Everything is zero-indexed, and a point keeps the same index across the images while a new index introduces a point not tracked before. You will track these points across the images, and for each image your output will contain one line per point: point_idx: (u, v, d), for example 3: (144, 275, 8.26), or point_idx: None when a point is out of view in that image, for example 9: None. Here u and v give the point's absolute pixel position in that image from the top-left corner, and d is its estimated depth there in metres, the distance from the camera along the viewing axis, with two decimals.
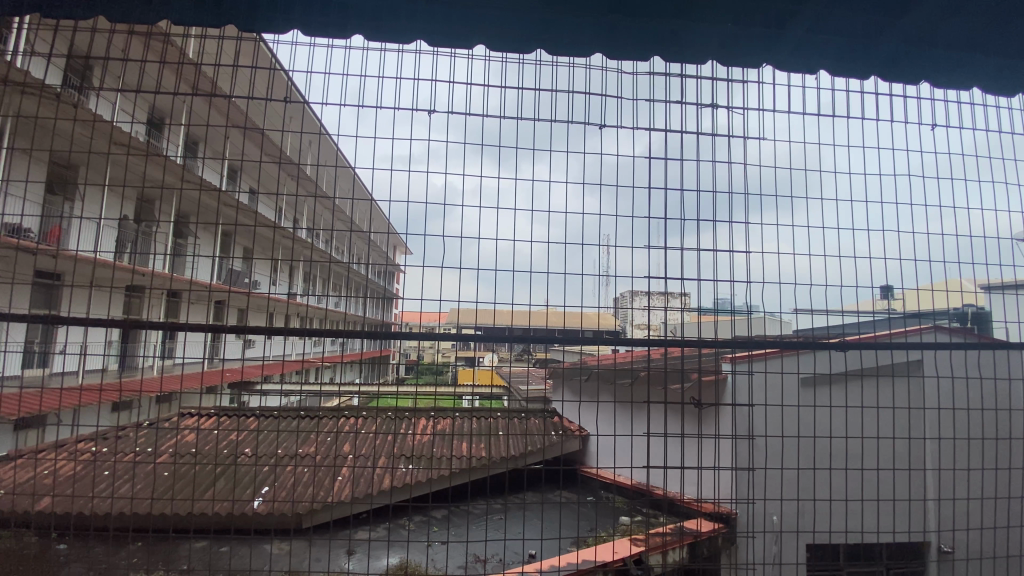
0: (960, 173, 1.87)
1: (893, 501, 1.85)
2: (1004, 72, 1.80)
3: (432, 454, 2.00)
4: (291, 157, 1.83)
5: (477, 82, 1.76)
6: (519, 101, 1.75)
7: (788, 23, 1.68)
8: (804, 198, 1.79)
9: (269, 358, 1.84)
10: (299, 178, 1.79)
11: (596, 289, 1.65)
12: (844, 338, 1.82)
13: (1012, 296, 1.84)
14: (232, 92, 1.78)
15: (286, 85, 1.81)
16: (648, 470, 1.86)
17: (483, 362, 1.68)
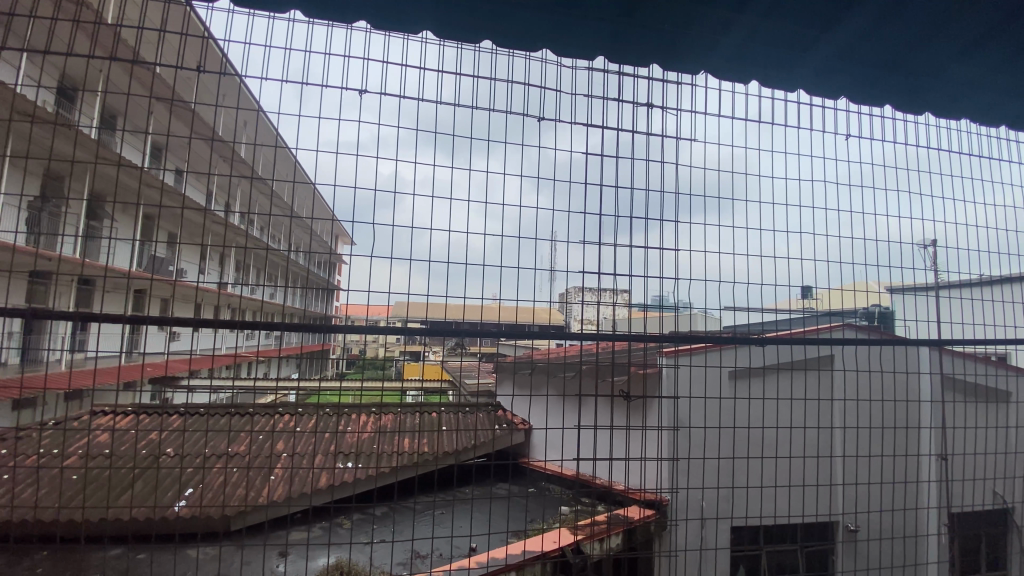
0: (874, 182, 2.02)
1: (802, 486, 1.99)
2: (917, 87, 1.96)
3: (371, 450, 1.93)
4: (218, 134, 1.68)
5: (421, 66, 1.69)
6: (458, 89, 1.72)
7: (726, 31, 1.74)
8: (737, 200, 1.87)
9: (192, 352, 1.70)
10: (227, 157, 1.66)
11: (541, 285, 1.66)
12: (769, 333, 1.93)
13: (911, 298, 2.04)
14: (152, 59, 1.62)
15: (214, 56, 1.67)
16: (586, 462, 1.89)
17: (427, 357, 1.65)
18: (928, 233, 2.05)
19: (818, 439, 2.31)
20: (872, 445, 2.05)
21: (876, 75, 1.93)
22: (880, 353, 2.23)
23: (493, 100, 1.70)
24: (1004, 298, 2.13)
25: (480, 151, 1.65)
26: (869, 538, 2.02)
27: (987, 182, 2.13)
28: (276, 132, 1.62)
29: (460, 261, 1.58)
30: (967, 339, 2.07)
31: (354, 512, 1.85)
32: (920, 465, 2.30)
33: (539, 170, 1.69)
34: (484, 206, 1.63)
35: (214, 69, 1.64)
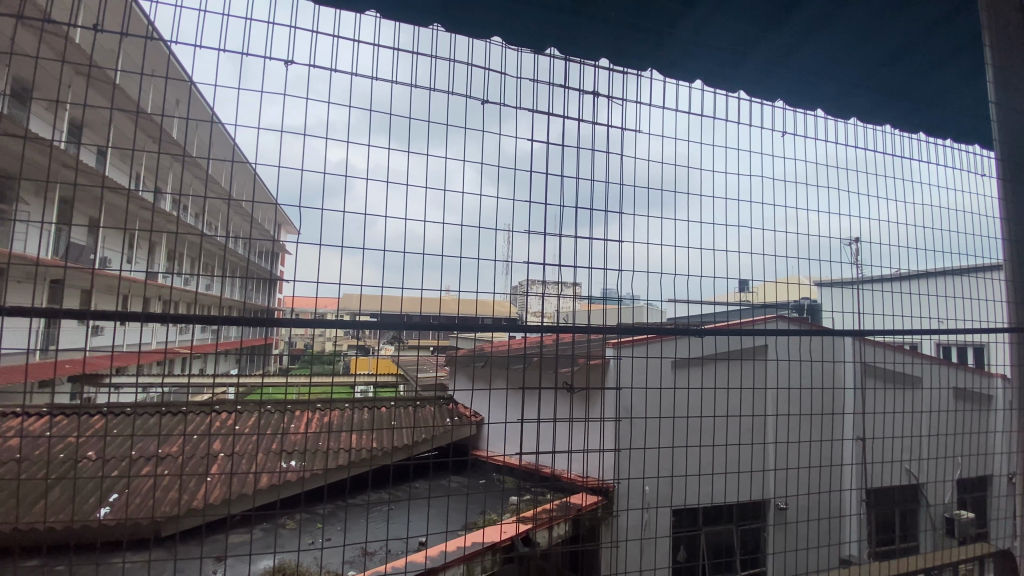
0: (805, 179, 2.13)
1: (739, 468, 2.10)
2: (816, 95, 2.35)
3: (316, 449, 1.83)
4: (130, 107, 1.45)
5: (355, 37, 1.54)
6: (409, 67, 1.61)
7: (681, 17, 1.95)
8: (679, 194, 1.93)
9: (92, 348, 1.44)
10: (151, 134, 1.47)
11: (487, 276, 1.63)
12: (709, 324, 2.03)
13: (838, 290, 2.16)
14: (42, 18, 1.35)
15: (121, 15, 1.43)
16: (539, 457, 1.88)
17: (377, 351, 1.61)
18: (853, 230, 2.18)
19: (751, 424, 2.44)
20: (801, 429, 2.19)
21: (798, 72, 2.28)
22: (809, 343, 2.37)
23: (440, 82, 1.66)
24: (919, 291, 2.31)
25: (423, 136, 1.60)
26: (802, 516, 2.15)
27: (905, 182, 2.30)
28: (209, 107, 1.43)
29: (410, 251, 1.54)
30: (884, 329, 2.24)
31: (301, 512, 1.76)
32: (844, 447, 2.46)
33: (485, 157, 1.67)
34: (427, 191, 1.59)
35: (123, 32, 1.41)
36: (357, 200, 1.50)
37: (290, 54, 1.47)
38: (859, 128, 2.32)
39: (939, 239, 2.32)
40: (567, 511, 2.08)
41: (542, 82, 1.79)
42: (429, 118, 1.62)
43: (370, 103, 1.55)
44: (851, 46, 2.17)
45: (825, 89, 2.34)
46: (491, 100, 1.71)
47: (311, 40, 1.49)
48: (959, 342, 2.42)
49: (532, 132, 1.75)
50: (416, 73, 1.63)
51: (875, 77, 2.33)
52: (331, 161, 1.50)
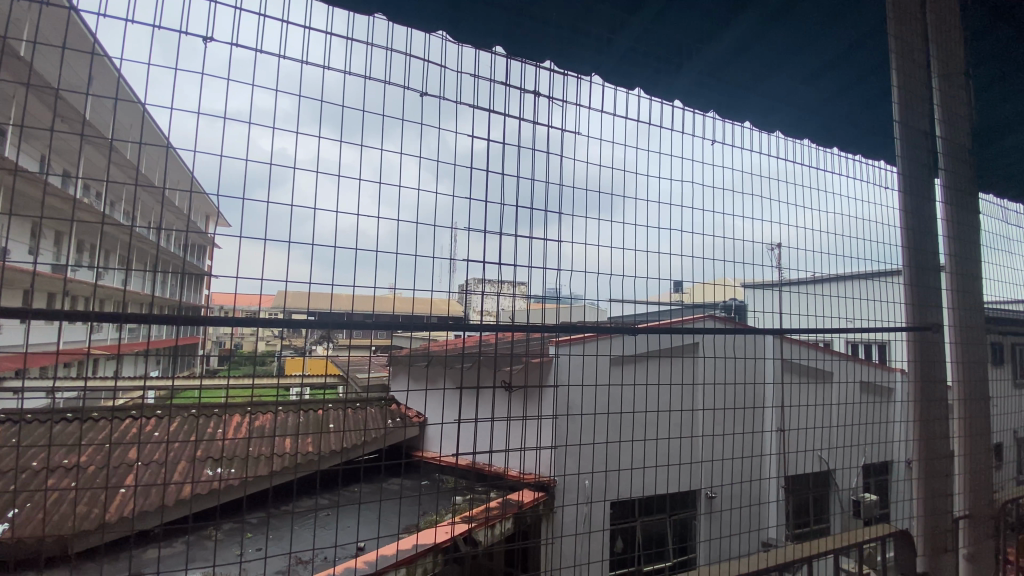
0: (733, 186, 2.25)
1: (672, 459, 2.21)
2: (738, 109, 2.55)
3: (248, 454, 1.71)
4: (26, 77, 1.23)
5: (282, 17, 1.46)
6: (346, 52, 1.54)
7: (622, 25, 2.04)
8: (617, 196, 1.98)
9: None
10: (46, 105, 1.25)
11: (422, 273, 1.59)
12: (646, 323, 2.11)
13: (762, 292, 2.30)
14: None
15: None
16: (487, 455, 1.86)
17: (314, 351, 1.54)
18: (775, 236, 2.33)
19: (682, 419, 2.55)
20: (728, 421, 2.32)
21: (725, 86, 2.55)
22: (735, 340, 2.52)
23: (376, 70, 1.57)
24: (834, 293, 2.48)
25: (357, 126, 1.52)
26: (729, 504, 2.27)
27: (819, 192, 2.48)
28: (122, 82, 1.28)
29: (348, 246, 1.48)
30: (802, 328, 2.42)
31: (229, 523, 1.64)
32: (765, 440, 2.62)
33: (423, 151, 1.62)
34: (360, 183, 1.52)
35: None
36: (284, 190, 1.41)
37: (209, 29, 1.37)
38: (784, 140, 2.47)
39: (853, 246, 2.52)
40: (509, 506, 2.08)
41: (483, 78, 1.76)
42: (363, 107, 1.54)
43: (300, 88, 1.47)
44: (774, 63, 2.36)
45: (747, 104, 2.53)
46: (430, 93, 1.66)
47: (234, 17, 1.40)
48: (866, 339, 2.58)
49: (477, 129, 1.72)
50: (348, 59, 1.54)
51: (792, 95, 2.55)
52: (255, 147, 1.39)
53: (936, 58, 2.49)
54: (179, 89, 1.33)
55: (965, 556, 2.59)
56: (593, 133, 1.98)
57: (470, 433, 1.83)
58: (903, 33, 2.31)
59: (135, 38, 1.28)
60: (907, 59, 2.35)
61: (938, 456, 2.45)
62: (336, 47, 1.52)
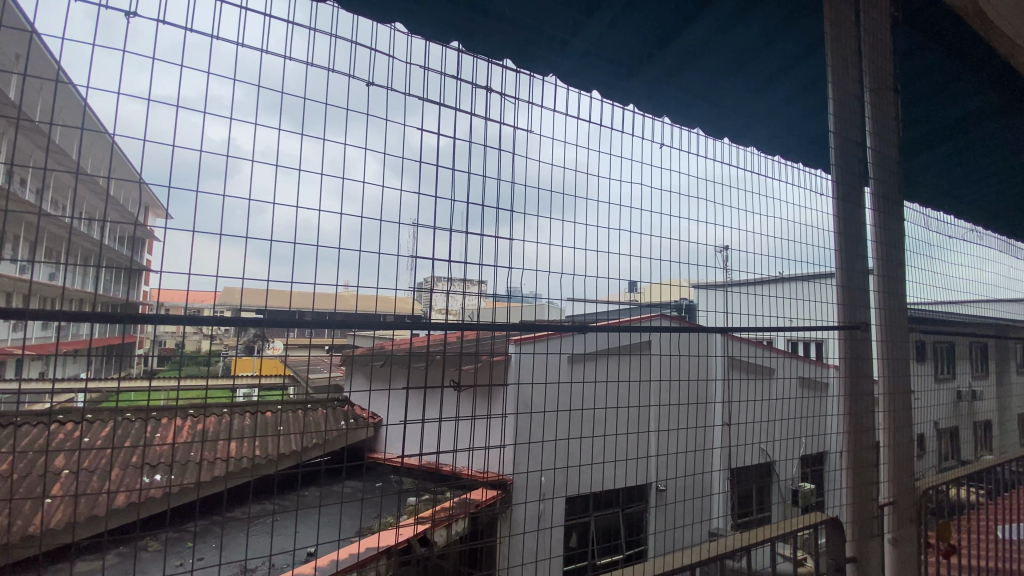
0: (683, 189, 2.33)
1: (626, 454, 2.27)
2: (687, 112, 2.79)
3: (190, 460, 1.62)
4: None
5: None
6: (289, 38, 1.47)
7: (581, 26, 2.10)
8: (576, 197, 2.01)
9: None
10: None
11: (367, 270, 1.54)
12: (602, 322, 2.16)
13: (710, 292, 2.39)
14: None
15: None
16: (449, 456, 1.85)
17: (264, 350, 1.49)
18: (721, 239, 2.42)
19: (634, 415, 2.62)
20: (676, 417, 2.40)
21: (677, 93, 2.65)
22: (685, 338, 2.60)
23: (319, 56, 1.51)
24: (778, 294, 2.60)
25: (298, 115, 1.45)
26: (678, 497, 2.35)
27: (764, 198, 2.59)
28: (45, 57, 1.17)
29: (300, 242, 1.43)
30: (746, 328, 2.54)
31: (168, 531, 1.55)
32: (712, 434, 2.72)
33: (369, 143, 1.56)
34: (301, 175, 1.45)
35: None
36: (216, 179, 1.32)
37: (132, 6, 1.30)
38: (732, 146, 2.56)
39: (799, 250, 2.62)
40: (464, 506, 2.07)
41: (433, 71, 1.73)
42: (304, 94, 1.47)
43: (234, 72, 1.39)
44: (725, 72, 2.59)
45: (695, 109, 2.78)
46: (377, 83, 1.60)
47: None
48: (804, 338, 2.75)
49: (430, 124, 1.70)
50: (288, 43, 1.47)
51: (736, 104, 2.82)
52: (184, 133, 1.30)
53: (869, 75, 2.66)
54: (97, 68, 1.22)
55: (890, 540, 2.79)
56: (548, 132, 1.99)
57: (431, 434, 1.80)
58: (840, 50, 2.46)
59: (51, 10, 1.18)
60: (843, 75, 2.51)
61: (865, 446, 2.68)
62: (283, 33, 1.46)
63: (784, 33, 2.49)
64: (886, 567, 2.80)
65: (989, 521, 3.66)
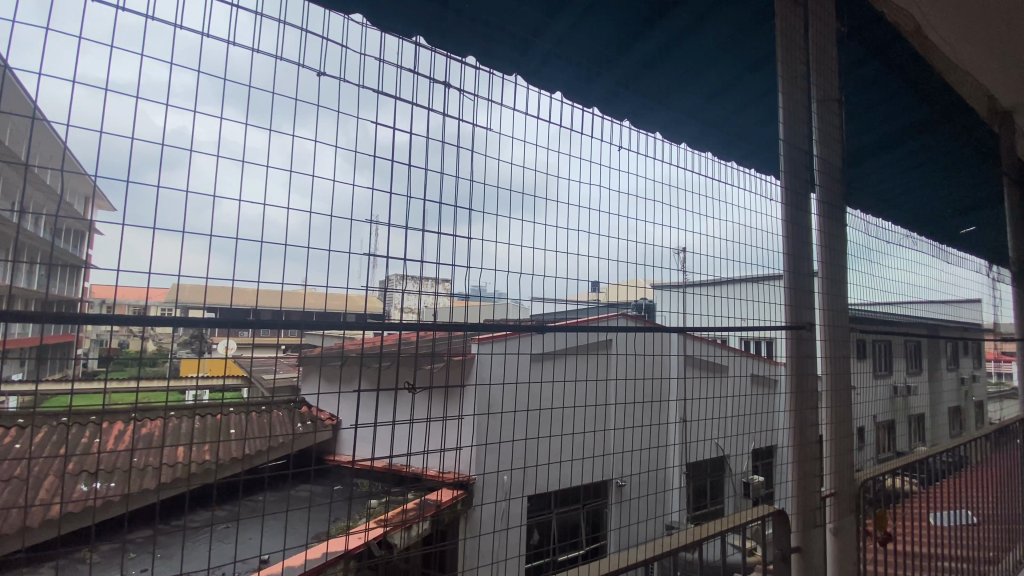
0: (642, 192, 2.39)
1: (586, 450, 2.30)
2: (647, 116, 2.90)
3: (135, 466, 1.54)
4: None
5: None
6: (234, 23, 1.40)
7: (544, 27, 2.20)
8: (539, 198, 2.03)
9: None
10: None
11: (317, 268, 1.48)
12: (562, 322, 2.17)
13: (669, 293, 2.47)
14: None
15: None
16: (413, 456, 1.83)
17: (215, 350, 1.40)
18: (678, 241, 2.49)
19: (595, 414, 2.66)
20: (634, 414, 2.45)
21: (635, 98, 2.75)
22: (643, 338, 2.66)
23: (265, 43, 1.44)
24: (731, 295, 2.70)
25: (242, 103, 1.38)
26: (636, 492, 2.40)
27: (719, 202, 2.68)
28: None
29: (255, 239, 1.38)
30: (702, 327, 2.61)
31: (111, 541, 1.47)
32: (669, 431, 2.80)
33: (320, 136, 1.50)
34: (244, 167, 1.38)
35: None
36: (148, 170, 1.25)
37: None
38: (690, 151, 2.64)
39: (752, 254, 2.73)
40: (426, 506, 2.05)
41: (388, 63, 1.67)
42: (248, 82, 1.40)
43: (172, 56, 1.31)
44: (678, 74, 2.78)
45: (655, 112, 2.89)
46: (329, 74, 1.54)
47: None
48: (757, 337, 2.87)
49: (388, 119, 1.66)
50: (231, 28, 1.40)
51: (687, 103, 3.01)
52: (116, 119, 1.22)
53: (817, 86, 2.80)
54: (18, 45, 1.12)
55: (831, 529, 2.94)
56: (509, 132, 1.98)
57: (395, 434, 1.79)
58: (789, 62, 2.59)
59: None
60: (792, 85, 2.64)
61: (808, 441, 2.79)
62: (230, 20, 1.40)
63: (733, 41, 2.68)
64: (828, 555, 2.96)
65: (924, 509, 3.90)
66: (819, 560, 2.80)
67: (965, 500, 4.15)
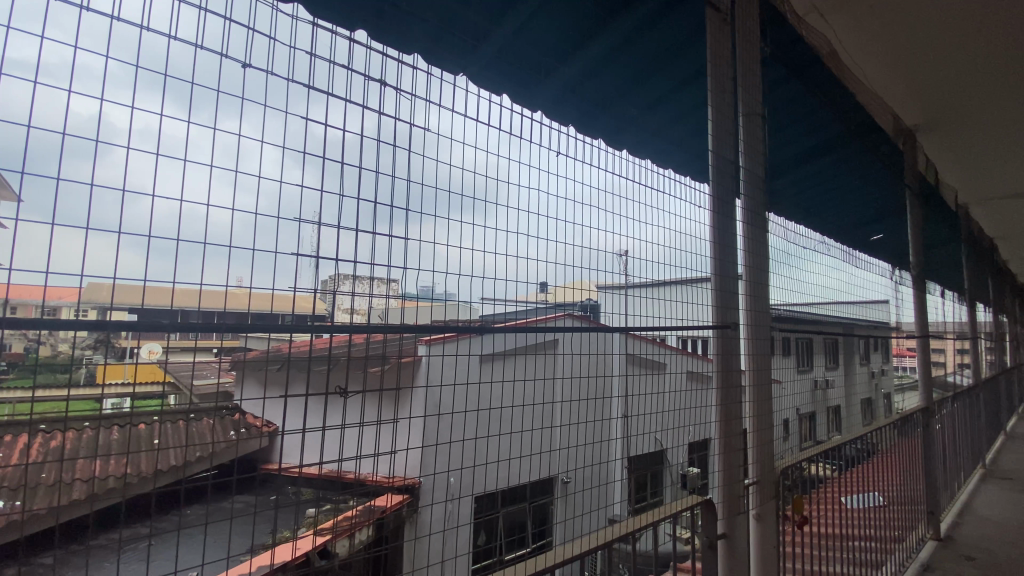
0: (581, 199, 2.44)
1: (529, 449, 2.33)
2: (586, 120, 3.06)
3: (42, 483, 1.38)
4: None
5: None
6: (148, 9, 1.32)
7: (487, 34, 2.41)
8: (479, 201, 2.04)
9: None
10: None
11: (240, 267, 1.40)
12: (508, 322, 2.19)
13: (610, 294, 2.58)
14: None
15: None
16: (358, 461, 1.79)
17: (137, 355, 1.33)
18: (615, 244, 2.58)
19: (538, 413, 2.70)
20: (573, 412, 2.51)
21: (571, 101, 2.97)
22: (584, 338, 2.74)
23: (184, 31, 1.37)
24: (667, 296, 2.82)
25: (157, 92, 1.30)
26: (577, 488, 2.46)
27: (655, 209, 2.79)
28: None
29: (177, 237, 1.31)
30: (646, 327, 2.64)
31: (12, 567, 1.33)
32: (610, 428, 2.87)
33: (244, 130, 1.43)
34: (159, 159, 1.29)
35: None
36: (47, 160, 1.13)
37: None
38: (627, 158, 2.73)
39: (683, 258, 2.89)
40: (367, 513, 1.98)
41: (320, 58, 1.62)
42: (164, 71, 1.32)
43: (76, 39, 1.20)
44: (607, 80, 3.06)
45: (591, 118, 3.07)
46: (255, 66, 1.47)
47: None
48: (693, 336, 3.00)
49: (320, 115, 1.60)
50: (146, 13, 1.32)
51: (615, 104, 3.24)
52: (12, 103, 1.11)
53: (744, 100, 2.99)
54: None
55: (755, 516, 3.13)
56: (447, 134, 1.97)
57: (339, 440, 1.74)
58: (718, 76, 2.76)
59: None
60: (721, 98, 2.80)
61: (736, 432, 2.93)
62: (145, 5, 1.32)
63: (658, 53, 2.96)
64: (753, 541, 3.15)
65: (839, 493, 4.22)
66: (745, 547, 2.98)
67: (875, 483, 4.54)
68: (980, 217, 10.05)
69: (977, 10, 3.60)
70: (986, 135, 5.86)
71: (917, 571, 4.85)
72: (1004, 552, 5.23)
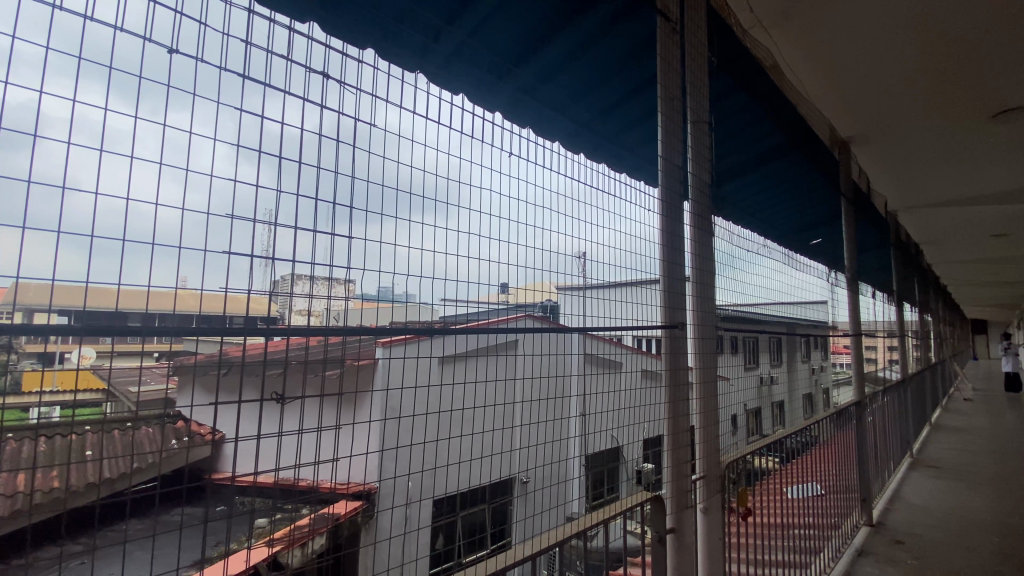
0: (535, 201, 2.45)
1: (486, 450, 2.32)
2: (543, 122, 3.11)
3: None
4: None
5: None
6: None
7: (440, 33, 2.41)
8: (431, 200, 2.00)
9: None
10: None
11: (172, 267, 1.31)
12: (467, 322, 2.19)
13: (569, 295, 2.59)
14: None
15: None
16: (311, 467, 1.75)
17: (69, 360, 1.24)
18: (568, 245, 2.59)
19: (495, 415, 2.69)
20: (527, 412, 2.51)
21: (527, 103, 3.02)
22: (541, 339, 2.75)
23: (103, 11, 1.27)
24: (620, 297, 2.90)
25: (68, 76, 1.18)
26: (534, 488, 2.47)
27: (606, 211, 2.84)
28: None
29: (90, 234, 1.19)
30: (603, 327, 2.69)
31: None
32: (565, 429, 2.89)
33: (170, 120, 1.33)
34: (72, 149, 1.18)
35: None
36: None
37: None
38: (580, 160, 2.76)
39: (636, 260, 2.95)
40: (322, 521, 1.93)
41: (257, 46, 1.54)
42: (78, 53, 1.21)
43: None
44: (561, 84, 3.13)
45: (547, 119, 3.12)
46: (182, 52, 1.38)
47: None
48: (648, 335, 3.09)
49: (257, 107, 1.52)
50: None
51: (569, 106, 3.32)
52: None
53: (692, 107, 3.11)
54: None
55: (704, 509, 3.25)
56: (395, 130, 1.91)
57: (292, 446, 1.69)
58: (668, 83, 2.85)
59: None
60: (671, 104, 2.91)
61: (684, 429, 3.04)
62: None
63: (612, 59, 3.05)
64: (700, 533, 3.27)
65: (782, 484, 4.43)
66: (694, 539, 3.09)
67: (814, 474, 4.81)
68: (907, 223, 10.83)
69: (903, 31, 3.89)
70: (913, 147, 6.31)
71: (851, 556, 5.16)
72: (929, 536, 5.64)
